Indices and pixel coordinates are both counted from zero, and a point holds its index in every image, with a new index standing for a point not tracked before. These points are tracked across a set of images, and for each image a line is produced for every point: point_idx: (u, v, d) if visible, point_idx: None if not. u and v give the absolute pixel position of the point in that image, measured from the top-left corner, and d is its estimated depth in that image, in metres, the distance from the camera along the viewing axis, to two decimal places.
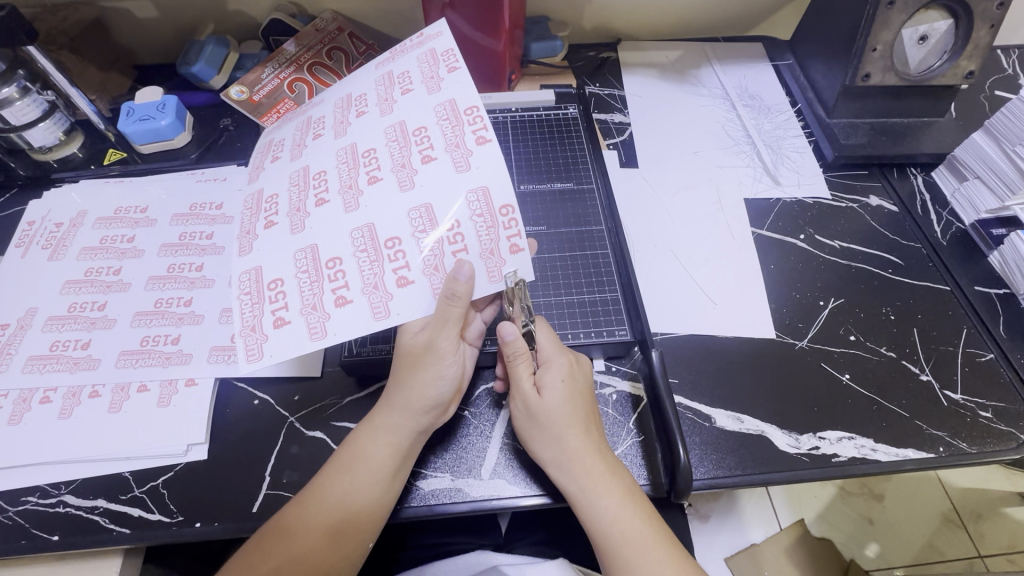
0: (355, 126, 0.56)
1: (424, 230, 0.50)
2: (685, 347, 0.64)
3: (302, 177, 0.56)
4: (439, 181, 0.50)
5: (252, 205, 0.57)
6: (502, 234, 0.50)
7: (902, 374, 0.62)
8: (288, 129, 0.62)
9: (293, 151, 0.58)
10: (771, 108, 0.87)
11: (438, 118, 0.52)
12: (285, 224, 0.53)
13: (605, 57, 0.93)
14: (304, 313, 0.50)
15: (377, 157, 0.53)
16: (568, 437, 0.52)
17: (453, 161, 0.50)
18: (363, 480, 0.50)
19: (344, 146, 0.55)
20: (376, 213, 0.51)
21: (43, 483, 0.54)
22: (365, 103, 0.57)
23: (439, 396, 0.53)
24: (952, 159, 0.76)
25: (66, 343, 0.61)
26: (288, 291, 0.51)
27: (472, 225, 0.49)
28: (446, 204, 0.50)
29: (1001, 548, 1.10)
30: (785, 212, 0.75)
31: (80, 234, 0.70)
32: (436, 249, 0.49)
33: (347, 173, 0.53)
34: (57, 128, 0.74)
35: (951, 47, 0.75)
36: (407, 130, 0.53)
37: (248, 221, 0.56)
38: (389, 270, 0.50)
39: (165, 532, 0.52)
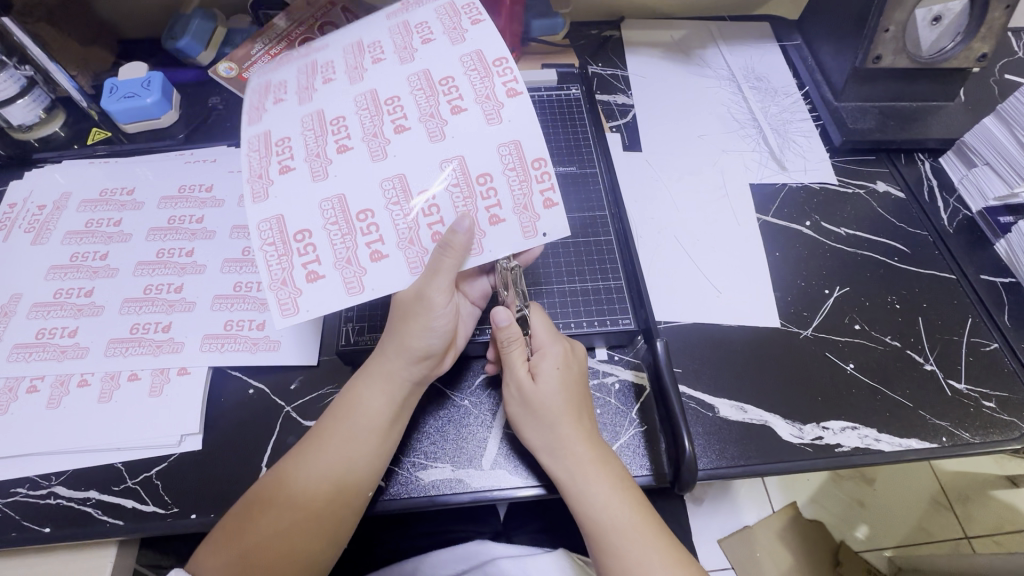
0: (372, 72, 0.51)
1: (458, 186, 0.48)
2: (689, 336, 0.63)
3: (317, 122, 0.50)
4: (472, 133, 0.48)
5: (258, 146, 0.50)
6: (535, 189, 0.49)
7: (907, 364, 0.61)
8: (288, 69, 0.54)
9: (302, 95, 0.52)
10: (778, 90, 0.85)
11: (466, 69, 0.50)
12: (304, 170, 0.49)
13: (607, 35, 0.90)
14: (338, 267, 0.48)
15: (402, 105, 0.50)
16: (560, 425, 0.51)
17: (485, 113, 0.49)
18: (362, 429, 0.50)
19: (363, 91, 0.51)
20: (404, 166, 0.48)
21: (32, 475, 0.53)
22: (381, 50, 0.52)
23: (428, 347, 0.51)
24: (961, 143, 0.74)
25: (53, 330, 0.59)
26: (320, 245, 0.48)
27: (505, 179, 0.48)
28: (480, 157, 0.48)
29: (987, 529, 1.12)
30: (791, 198, 0.74)
31: (65, 217, 0.67)
32: (469, 204, 0.48)
33: (370, 120, 0.50)
34: (36, 106, 0.71)
35: (964, 29, 0.73)
36: (432, 79, 0.50)
37: (256, 164, 0.49)
38: (424, 224, 0.48)
39: (160, 524, 0.51)
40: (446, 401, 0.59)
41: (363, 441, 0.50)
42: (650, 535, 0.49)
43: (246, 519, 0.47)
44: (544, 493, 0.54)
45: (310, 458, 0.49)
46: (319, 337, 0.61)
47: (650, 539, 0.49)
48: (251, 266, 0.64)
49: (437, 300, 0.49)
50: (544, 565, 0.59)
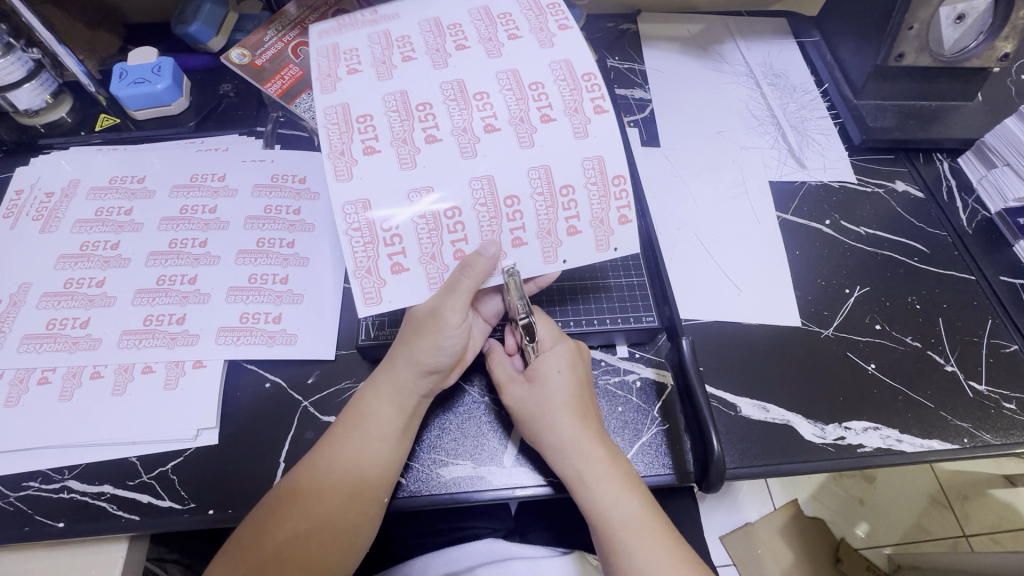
0: (456, 59, 0.52)
1: (539, 189, 0.49)
2: (710, 335, 0.62)
3: (401, 103, 0.50)
4: (560, 143, 0.49)
5: (337, 119, 0.49)
6: (612, 205, 0.50)
7: (928, 365, 0.61)
8: (358, 36, 0.54)
9: (380, 68, 0.52)
10: (796, 87, 0.84)
11: (557, 79, 0.51)
12: (391, 155, 0.48)
13: (624, 28, 0.89)
14: (425, 264, 0.49)
15: (491, 104, 0.50)
16: (561, 426, 0.50)
17: (572, 126, 0.50)
18: (371, 438, 0.49)
19: (451, 81, 0.51)
20: (492, 166, 0.49)
21: (44, 468, 0.52)
22: (464, 37, 0.53)
23: (437, 363, 0.50)
24: (981, 143, 0.74)
25: (64, 321, 0.58)
26: (407, 239, 0.48)
27: (586, 192, 0.50)
28: (564, 168, 0.49)
29: (986, 528, 1.12)
30: (809, 197, 0.73)
31: (73, 205, 0.65)
32: (550, 216, 0.50)
33: (459, 113, 0.50)
34: (43, 90, 0.70)
35: (988, 27, 0.71)
36: (522, 81, 0.51)
37: (337, 141, 0.48)
38: (507, 229, 0.49)
39: (177, 520, 0.50)
40: (465, 397, 0.58)
41: (374, 451, 0.49)
42: (655, 535, 0.48)
43: (259, 533, 0.46)
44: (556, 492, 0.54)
45: (321, 469, 0.48)
46: (337, 331, 0.60)
47: (651, 539, 0.47)
48: (266, 258, 0.63)
49: (453, 321, 0.48)
50: (558, 569, 0.61)
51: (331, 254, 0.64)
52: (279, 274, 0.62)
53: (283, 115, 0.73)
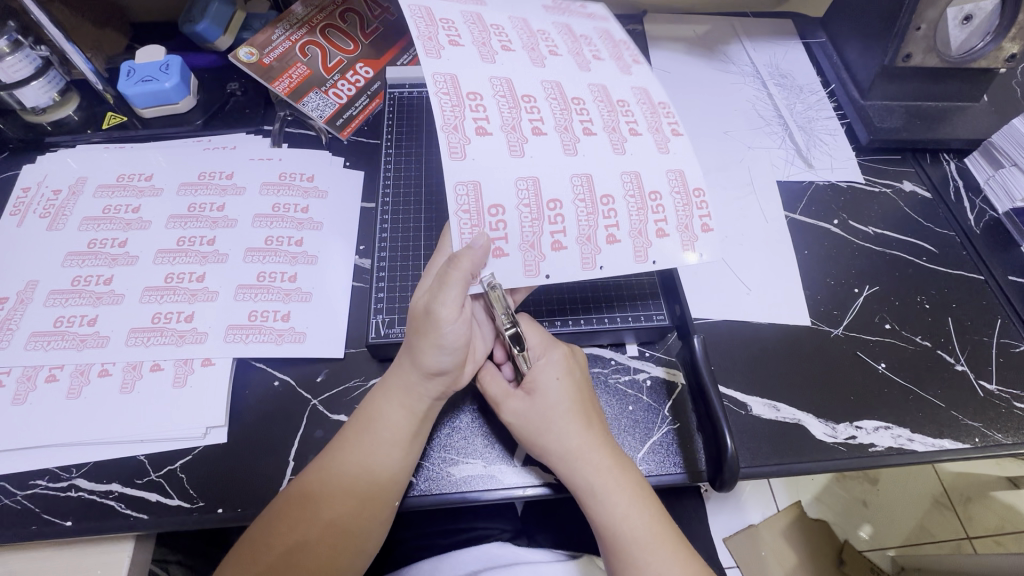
0: (551, 61, 0.56)
1: (629, 190, 0.51)
2: (721, 333, 0.62)
3: (507, 90, 0.52)
4: (647, 154, 0.52)
5: (447, 90, 0.50)
6: (694, 213, 0.51)
7: (939, 365, 0.61)
8: (452, 11, 0.55)
9: (482, 49, 0.53)
10: (802, 87, 0.84)
11: (638, 101, 0.56)
12: (502, 140, 0.49)
13: (631, 29, 0.89)
14: (531, 247, 0.48)
15: (588, 110, 0.53)
16: (569, 435, 0.50)
17: (656, 141, 0.53)
18: (382, 443, 0.49)
19: (551, 82, 0.54)
20: (585, 168, 0.50)
21: (52, 467, 0.51)
22: (555, 45, 0.58)
23: (439, 365, 0.48)
24: (989, 144, 0.74)
25: (71, 318, 0.57)
26: (511, 222, 0.48)
27: (672, 200, 0.51)
28: (652, 176, 0.51)
29: (989, 530, 1.12)
30: (818, 196, 0.73)
31: (80, 202, 0.65)
32: (645, 218, 0.50)
33: (560, 112, 0.53)
34: (50, 88, 0.70)
35: (995, 28, 0.72)
36: (611, 97, 0.55)
37: (450, 115, 0.48)
38: (602, 225, 0.50)
39: (186, 519, 0.50)
40: (475, 396, 0.57)
41: (382, 455, 0.48)
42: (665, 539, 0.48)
43: (265, 538, 0.45)
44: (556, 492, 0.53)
45: (327, 473, 0.47)
46: (346, 329, 0.60)
47: (662, 549, 0.47)
48: (274, 256, 0.62)
49: (445, 317, 0.46)
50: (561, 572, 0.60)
51: (340, 252, 0.64)
52: (287, 272, 0.62)
53: (291, 113, 0.73)
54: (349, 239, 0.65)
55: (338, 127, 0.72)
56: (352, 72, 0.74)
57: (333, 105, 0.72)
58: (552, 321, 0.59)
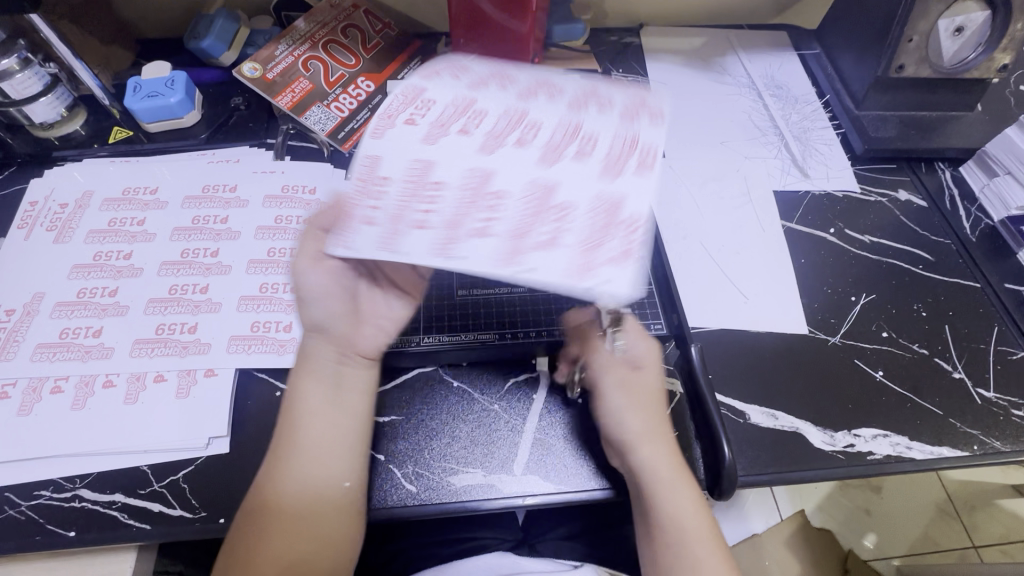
0: (540, 100, 0.54)
1: (536, 201, 0.47)
2: (719, 342, 0.63)
3: (465, 104, 0.53)
4: (625, 189, 0.47)
5: (406, 92, 0.53)
6: (617, 237, 0.45)
7: (936, 372, 0.61)
8: (480, 61, 0.59)
9: (473, 82, 0.56)
10: (798, 98, 0.85)
11: (620, 139, 0.51)
12: (467, 139, 0.50)
13: (627, 42, 0.90)
14: (402, 234, 0.45)
15: (543, 135, 0.51)
16: (635, 426, 0.52)
17: (614, 174, 0.48)
18: (313, 434, 0.49)
19: (518, 108, 0.53)
20: (515, 178, 0.48)
21: (56, 478, 0.52)
22: (562, 89, 0.55)
23: (313, 319, 0.52)
24: (983, 153, 0.75)
25: (77, 330, 0.58)
26: (445, 197, 0.46)
27: (589, 225, 0.45)
28: (628, 207, 0.46)
29: (995, 539, 1.11)
30: (813, 206, 0.74)
31: (86, 215, 0.66)
32: (558, 223, 0.45)
33: (520, 135, 0.51)
34: (59, 103, 0.71)
35: (985, 39, 0.73)
36: (584, 133, 0.51)
37: (395, 106, 0.52)
38: (538, 229, 0.45)
39: (188, 529, 0.50)
40: (475, 405, 0.58)
41: (308, 455, 0.48)
42: (705, 525, 0.51)
43: (242, 569, 0.45)
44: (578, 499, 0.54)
45: (276, 490, 0.47)
46: None
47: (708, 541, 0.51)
48: (276, 267, 0.63)
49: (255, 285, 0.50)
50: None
51: None
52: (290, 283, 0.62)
53: (293, 127, 0.74)
54: None
55: (339, 140, 0.72)
56: (354, 86, 0.75)
57: (335, 118, 0.73)
58: (548, 331, 0.60)
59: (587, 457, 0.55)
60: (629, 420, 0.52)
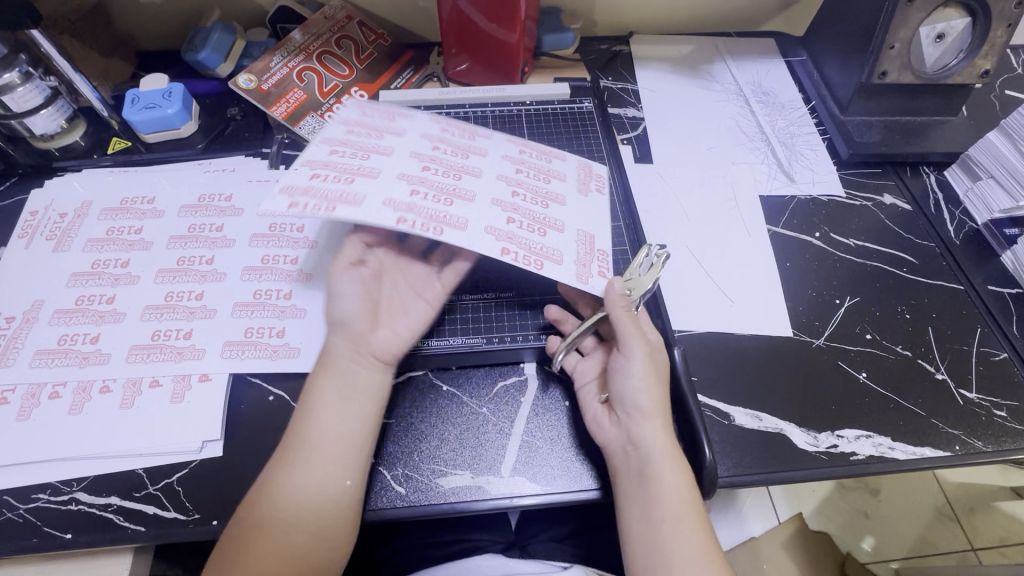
0: (516, 181, 0.62)
1: (428, 212, 0.56)
2: (703, 345, 0.64)
3: (465, 151, 0.64)
4: (478, 239, 0.55)
5: (448, 127, 0.66)
6: (437, 224, 0.55)
7: (918, 373, 0.62)
8: (526, 156, 0.66)
9: (512, 160, 0.64)
10: (785, 104, 0.86)
11: (540, 249, 0.57)
12: (424, 148, 0.63)
13: (617, 50, 0.92)
14: (295, 191, 0.55)
15: (496, 197, 0.60)
16: (644, 399, 0.52)
17: (491, 234, 0.56)
18: (326, 437, 0.50)
19: (501, 177, 0.62)
20: (387, 191, 0.57)
21: (53, 481, 0.53)
22: (541, 205, 0.61)
23: (340, 314, 0.55)
24: (966, 157, 0.76)
25: (75, 336, 0.60)
26: (337, 185, 0.56)
27: (425, 219, 0.55)
28: (469, 228, 0.56)
29: (993, 541, 1.11)
30: (800, 210, 0.75)
31: (85, 225, 0.68)
32: (426, 227, 0.54)
33: (450, 178, 0.60)
34: (59, 115, 0.73)
35: (967, 46, 0.74)
36: (510, 215, 0.59)
37: (430, 122, 0.66)
38: (339, 173, 0.58)
39: (182, 531, 0.51)
40: (464, 408, 0.59)
41: (308, 470, 0.49)
42: (693, 513, 0.49)
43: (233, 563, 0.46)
44: (573, 497, 0.55)
45: (274, 495, 0.48)
46: None
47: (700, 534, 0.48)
48: (270, 274, 0.65)
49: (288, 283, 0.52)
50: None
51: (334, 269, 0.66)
52: (283, 289, 0.64)
53: (288, 136, 0.76)
54: None
55: None
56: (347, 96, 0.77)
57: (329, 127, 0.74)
58: (527, 336, 0.62)
59: (573, 458, 0.56)
60: (646, 394, 0.52)
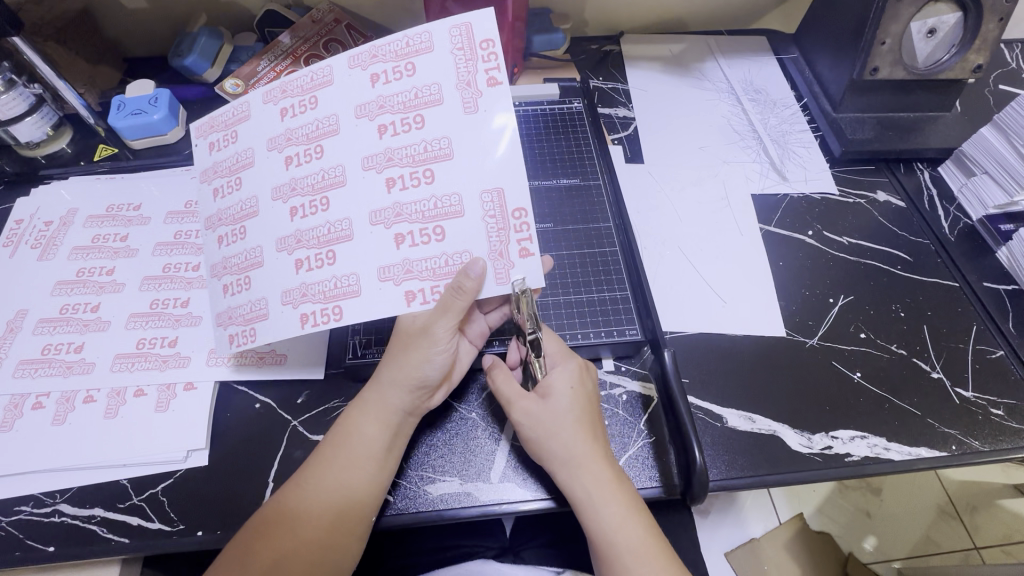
0: (403, 149, 0.53)
1: (322, 291, 0.52)
2: (694, 347, 0.63)
3: (360, 113, 0.54)
4: (372, 299, 0.51)
5: (359, 66, 0.55)
6: (327, 293, 0.52)
7: (914, 373, 0.61)
8: (429, 75, 0.54)
9: (420, 95, 0.54)
10: (776, 102, 0.86)
11: (429, 265, 0.52)
12: (312, 127, 0.55)
13: (607, 50, 0.91)
14: (211, 223, 0.57)
15: (393, 173, 0.53)
16: (573, 441, 0.50)
17: (382, 279, 0.51)
18: (356, 456, 0.49)
19: (385, 145, 0.53)
20: (274, 229, 0.54)
21: (37, 493, 0.53)
22: (427, 170, 0.52)
23: (425, 377, 0.52)
24: (959, 153, 0.75)
25: (58, 346, 0.59)
26: (235, 244, 0.56)
27: (321, 291, 0.52)
28: (363, 280, 0.52)
29: (996, 539, 1.10)
30: (793, 208, 0.74)
31: (71, 233, 0.67)
32: (325, 318, 0.51)
33: (327, 180, 0.53)
34: (44, 123, 0.72)
35: (959, 41, 0.74)
36: (402, 216, 0.52)
37: (317, 74, 0.56)
38: (230, 213, 0.57)
39: (166, 542, 0.50)
40: (454, 414, 0.58)
41: (326, 488, 0.48)
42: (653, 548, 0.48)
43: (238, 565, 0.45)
44: (560, 505, 0.54)
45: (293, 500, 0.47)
46: (326, 351, 0.61)
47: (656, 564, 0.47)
48: None
49: (440, 334, 0.51)
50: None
51: None
52: None
53: None
54: None
55: None
56: None
57: None
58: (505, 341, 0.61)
59: None
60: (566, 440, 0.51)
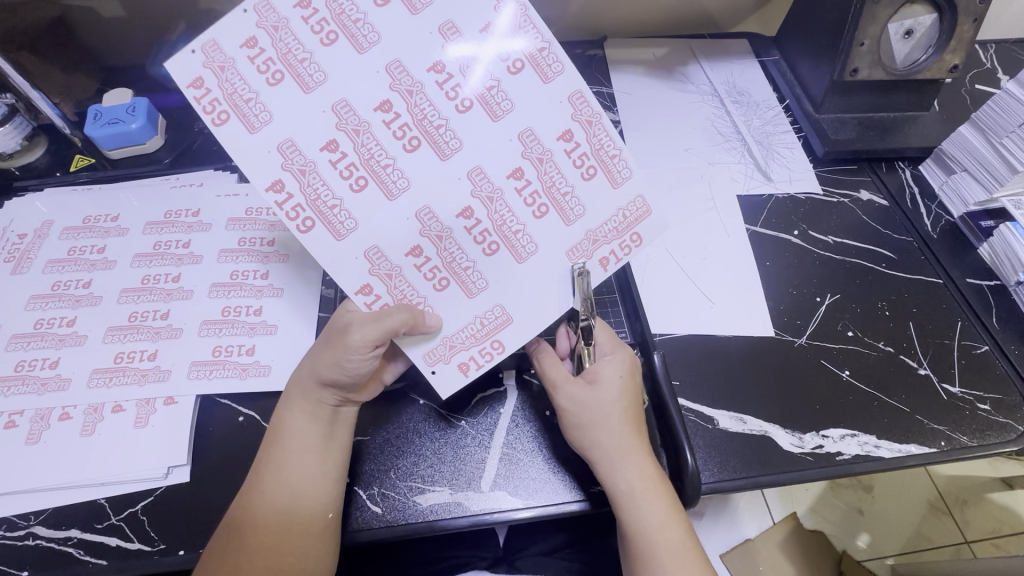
0: (495, 206, 0.49)
1: (315, 191, 0.46)
2: (685, 348, 0.63)
3: (522, 137, 0.48)
4: (354, 265, 0.48)
5: (580, 109, 0.49)
6: (318, 207, 0.46)
7: (901, 370, 0.62)
8: (583, 197, 0.51)
9: (565, 207, 0.50)
10: (759, 104, 0.86)
11: (425, 249, 0.49)
12: (454, 102, 0.47)
13: (592, 54, 0.92)
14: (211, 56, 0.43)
15: (472, 211, 0.49)
16: (619, 433, 0.51)
17: (374, 258, 0.48)
18: (293, 452, 0.49)
19: (495, 184, 0.49)
20: (292, 113, 0.45)
21: (10, 515, 0.51)
22: (495, 245, 0.50)
23: (337, 379, 0.49)
24: (938, 151, 0.76)
25: (33, 362, 0.57)
26: (256, 79, 0.44)
27: (310, 193, 0.46)
28: (364, 240, 0.48)
29: (987, 532, 1.11)
30: (778, 209, 0.75)
31: (46, 245, 0.66)
32: (292, 215, 0.46)
33: (375, 155, 0.47)
34: (17, 133, 0.71)
35: (935, 41, 0.75)
36: (433, 230, 0.49)
37: (544, 56, 0.47)
38: (273, 56, 0.44)
39: (146, 563, 0.49)
40: (440, 421, 0.57)
41: (275, 486, 0.48)
42: (688, 548, 0.49)
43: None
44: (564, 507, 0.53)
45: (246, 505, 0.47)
46: None
47: (689, 558, 0.49)
48: (238, 290, 0.63)
49: (357, 342, 0.47)
50: None
51: (306, 285, 0.64)
52: (253, 305, 0.62)
53: None
54: (313, 270, 0.65)
55: None
56: None
57: None
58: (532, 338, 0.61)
59: (555, 468, 0.55)
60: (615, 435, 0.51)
